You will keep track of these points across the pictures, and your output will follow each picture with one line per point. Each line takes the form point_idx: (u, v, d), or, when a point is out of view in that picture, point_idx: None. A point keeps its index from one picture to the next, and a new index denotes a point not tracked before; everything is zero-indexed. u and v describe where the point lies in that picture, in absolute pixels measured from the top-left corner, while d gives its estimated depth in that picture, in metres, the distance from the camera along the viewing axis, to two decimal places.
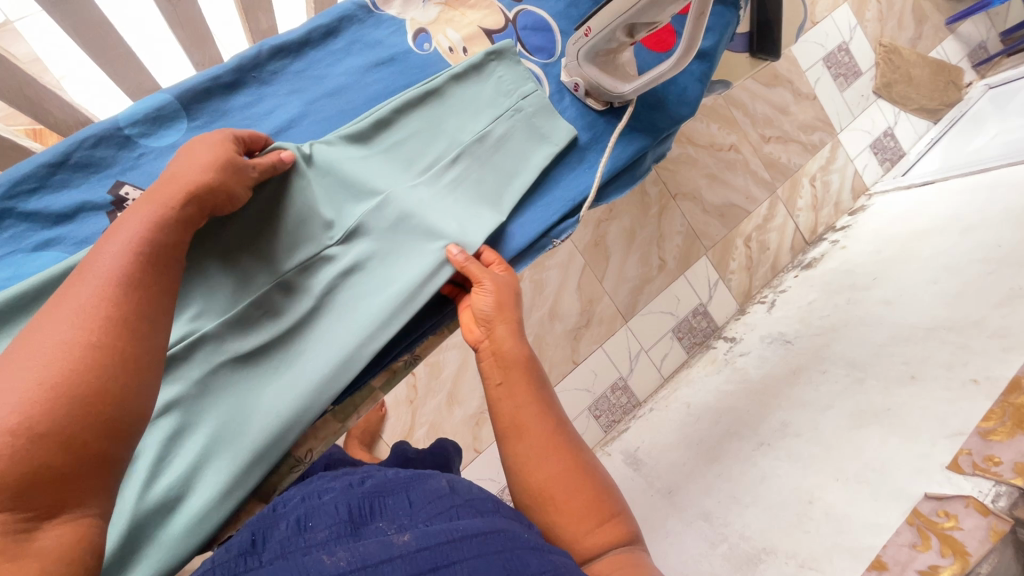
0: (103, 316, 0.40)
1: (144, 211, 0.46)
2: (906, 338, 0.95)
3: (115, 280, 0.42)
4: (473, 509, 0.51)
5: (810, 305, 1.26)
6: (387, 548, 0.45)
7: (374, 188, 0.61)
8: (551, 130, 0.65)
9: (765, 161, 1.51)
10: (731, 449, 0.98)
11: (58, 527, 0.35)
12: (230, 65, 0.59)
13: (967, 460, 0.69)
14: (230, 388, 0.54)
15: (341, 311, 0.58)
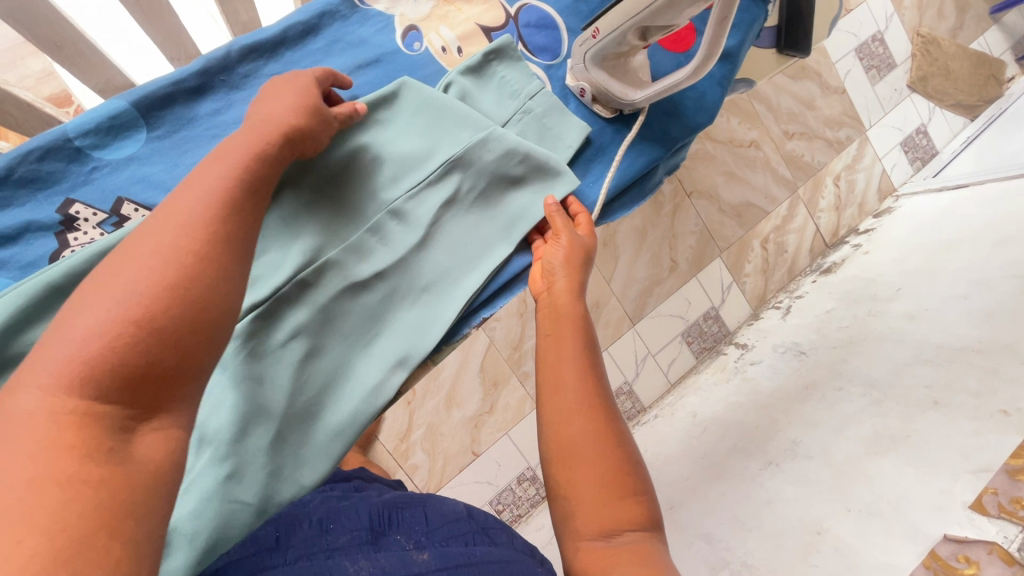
0: (203, 229, 0.38)
1: (245, 140, 0.44)
2: (929, 359, 0.90)
3: (217, 197, 0.40)
4: (481, 538, 0.58)
5: (828, 314, 1.20)
6: (408, 563, 0.51)
7: (354, 214, 0.51)
8: (563, 133, 0.55)
9: (788, 159, 1.43)
10: (738, 466, 0.94)
11: (155, 431, 0.34)
12: (194, 68, 0.56)
13: (993, 501, 0.65)
14: (352, 323, 0.50)
15: (452, 252, 0.53)
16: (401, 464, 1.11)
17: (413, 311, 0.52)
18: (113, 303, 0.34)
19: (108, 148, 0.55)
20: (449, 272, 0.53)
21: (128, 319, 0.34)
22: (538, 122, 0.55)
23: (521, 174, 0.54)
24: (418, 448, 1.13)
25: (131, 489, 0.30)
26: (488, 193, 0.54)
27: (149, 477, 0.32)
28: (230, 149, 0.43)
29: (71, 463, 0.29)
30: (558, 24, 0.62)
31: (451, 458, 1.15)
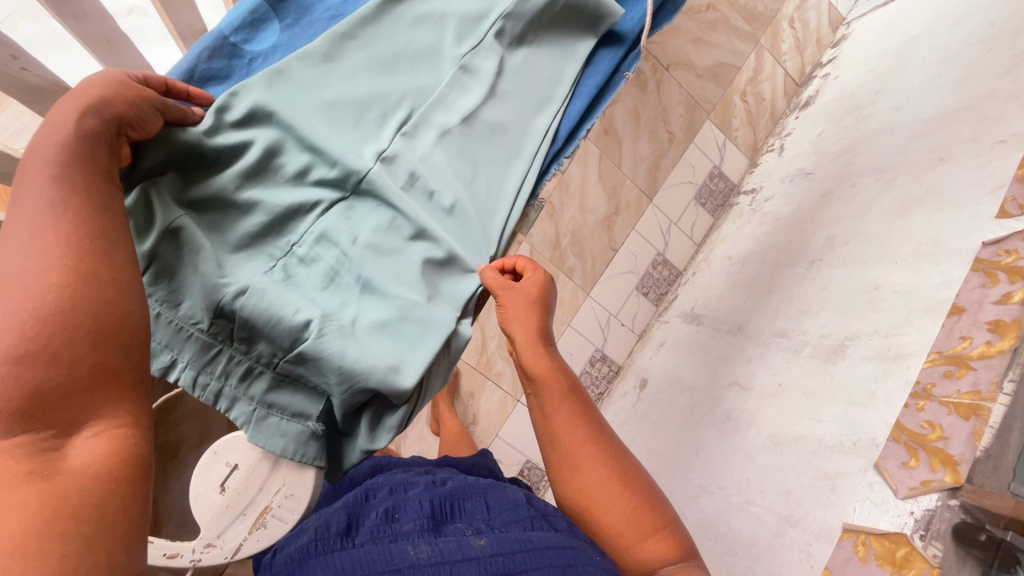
0: (61, 227, 0.36)
1: (51, 134, 0.38)
2: (924, 131, 1.00)
3: (55, 195, 0.36)
4: (549, 527, 0.60)
5: (820, 137, 1.30)
6: (466, 549, 0.53)
7: (431, 68, 0.57)
8: None
9: (744, 13, 1.50)
10: (786, 275, 1.05)
11: (89, 440, 0.34)
12: None
13: (1014, 205, 0.75)
14: (458, 161, 0.56)
15: (521, 90, 0.60)
16: (488, 374, 1.20)
17: (509, 142, 0.59)
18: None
19: (255, 42, 0.55)
20: (527, 112, 0.60)
21: (21, 334, 0.32)
22: None
23: (562, 18, 0.60)
24: (497, 357, 1.21)
25: (73, 497, 0.31)
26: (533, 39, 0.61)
27: (86, 484, 0.32)
28: (36, 148, 0.38)
29: (8, 490, 0.30)
30: None
31: None
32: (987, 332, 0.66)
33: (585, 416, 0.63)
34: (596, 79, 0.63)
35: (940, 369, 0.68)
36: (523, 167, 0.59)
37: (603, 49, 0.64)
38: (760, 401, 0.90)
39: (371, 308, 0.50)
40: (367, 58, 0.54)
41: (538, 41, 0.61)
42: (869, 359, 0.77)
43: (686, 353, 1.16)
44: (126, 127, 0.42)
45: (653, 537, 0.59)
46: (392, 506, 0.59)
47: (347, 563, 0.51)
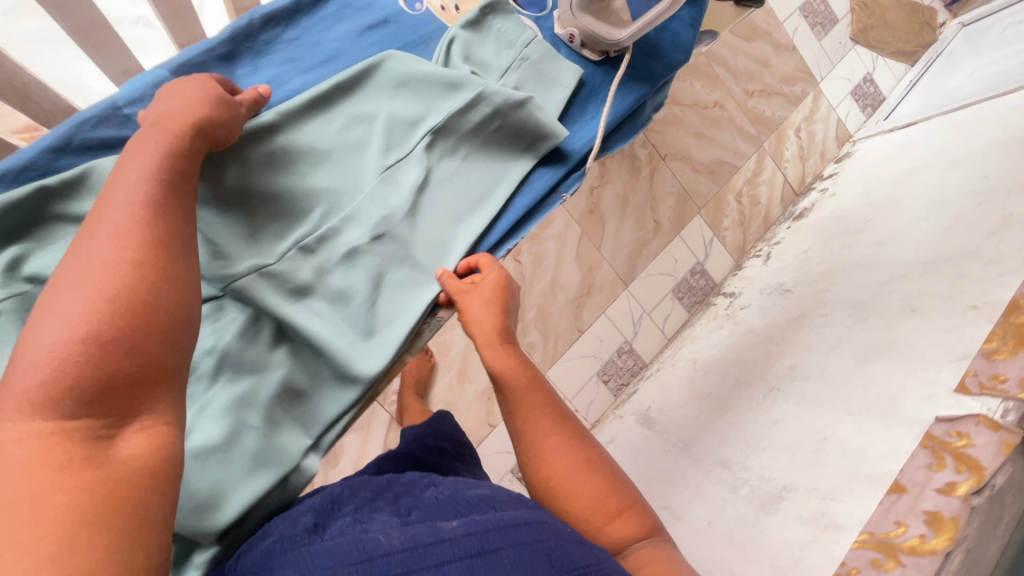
0: (150, 235, 0.40)
1: (148, 145, 0.44)
2: (903, 275, 0.97)
3: (140, 205, 0.41)
4: (523, 506, 0.49)
5: (806, 253, 1.27)
6: (437, 531, 0.44)
7: (346, 173, 0.55)
8: (560, 76, 0.62)
9: (751, 116, 1.51)
10: (743, 397, 1.00)
11: (137, 433, 0.36)
12: (221, 34, 0.56)
13: (974, 381, 0.71)
14: (353, 278, 0.53)
15: (442, 207, 0.58)
16: None
17: (416, 259, 0.56)
18: (76, 317, 0.35)
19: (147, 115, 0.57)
20: (444, 229, 0.58)
21: (103, 321, 0.35)
22: (535, 65, 0.62)
23: (501, 138, 0.60)
24: None
25: (109, 491, 0.32)
26: (467, 156, 0.59)
27: (134, 478, 0.34)
28: (137, 154, 0.43)
29: (67, 474, 0.31)
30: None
31: (470, 432, 1.18)
32: (923, 525, 0.61)
33: (545, 403, 0.59)
34: (530, 197, 0.61)
35: (868, 555, 0.63)
36: (426, 289, 0.55)
37: (542, 167, 0.62)
38: (686, 536, 0.84)
39: (207, 428, 0.46)
40: (278, 157, 0.53)
41: (472, 156, 0.59)
42: (802, 522, 0.73)
43: (630, 458, 1.09)
44: (214, 139, 0.48)
45: (621, 523, 0.55)
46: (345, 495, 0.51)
47: (312, 555, 0.42)
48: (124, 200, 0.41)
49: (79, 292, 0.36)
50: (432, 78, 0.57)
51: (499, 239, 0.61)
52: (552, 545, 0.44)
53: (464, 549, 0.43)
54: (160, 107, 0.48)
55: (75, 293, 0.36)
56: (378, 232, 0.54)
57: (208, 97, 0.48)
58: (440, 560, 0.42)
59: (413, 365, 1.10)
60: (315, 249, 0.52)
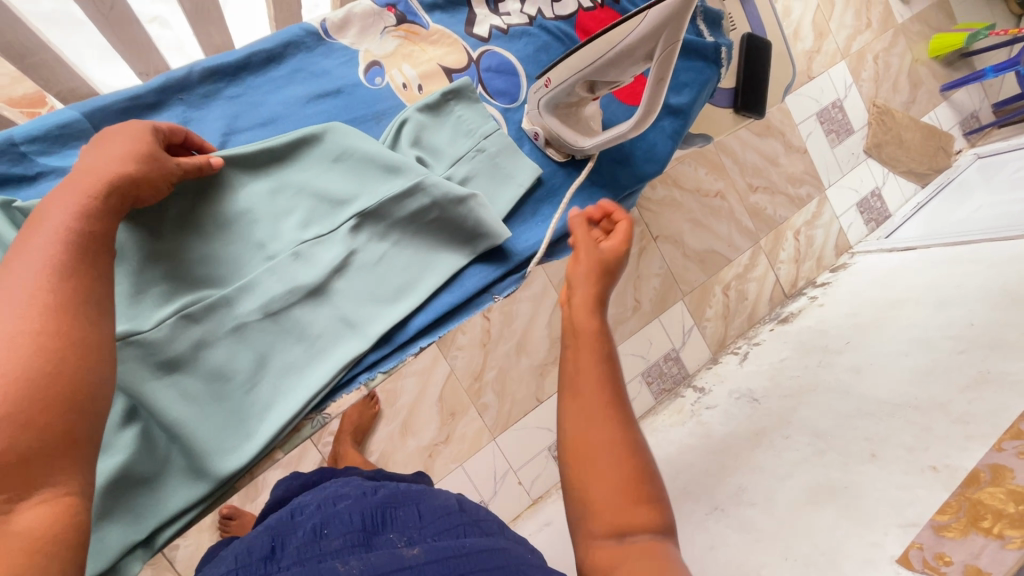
0: (57, 294, 0.42)
1: (70, 201, 0.48)
2: (869, 413, 0.93)
3: (55, 261, 0.44)
4: (480, 531, 0.50)
5: (782, 363, 1.24)
6: (399, 560, 0.44)
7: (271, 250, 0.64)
8: (516, 173, 0.76)
9: (750, 211, 1.50)
10: (686, 510, 0.95)
11: (38, 505, 0.36)
12: (151, 84, 0.67)
13: (918, 555, 0.68)
14: (252, 347, 0.61)
15: (355, 290, 0.66)
16: None
17: (322, 337, 0.64)
18: None
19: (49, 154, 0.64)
20: (363, 311, 0.66)
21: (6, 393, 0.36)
22: (490, 158, 0.74)
23: (432, 228, 0.70)
24: None
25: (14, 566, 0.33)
26: (392, 242, 0.69)
27: (32, 552, 0.34)
28: (51, 217, 0.47)
29: None
30: None
31: None
32: None
33: (591, 345, 0.54)
34: (456, 294, 0.71)
35: None
36: (327, 367, 0.63)
37: (479, 265, 0.73)
38: None
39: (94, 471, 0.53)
40: (210, 230, 0.63)
41: (398, 243, 0.69)
42: None
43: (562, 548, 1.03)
44: (132, 195, 0.53)
45: (641, 511, 0.47)
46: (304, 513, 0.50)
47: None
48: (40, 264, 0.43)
49: None
50: (365, 175, 0.68)
51: (414, 318, 0.69)
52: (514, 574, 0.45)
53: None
54: (80, 168, 0.52)
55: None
56: (284, 308, 0.63)
57: (131, 153, 0.54)
58: None
59: (356, 409, 1.06)
60: (214, 317, 0.59)
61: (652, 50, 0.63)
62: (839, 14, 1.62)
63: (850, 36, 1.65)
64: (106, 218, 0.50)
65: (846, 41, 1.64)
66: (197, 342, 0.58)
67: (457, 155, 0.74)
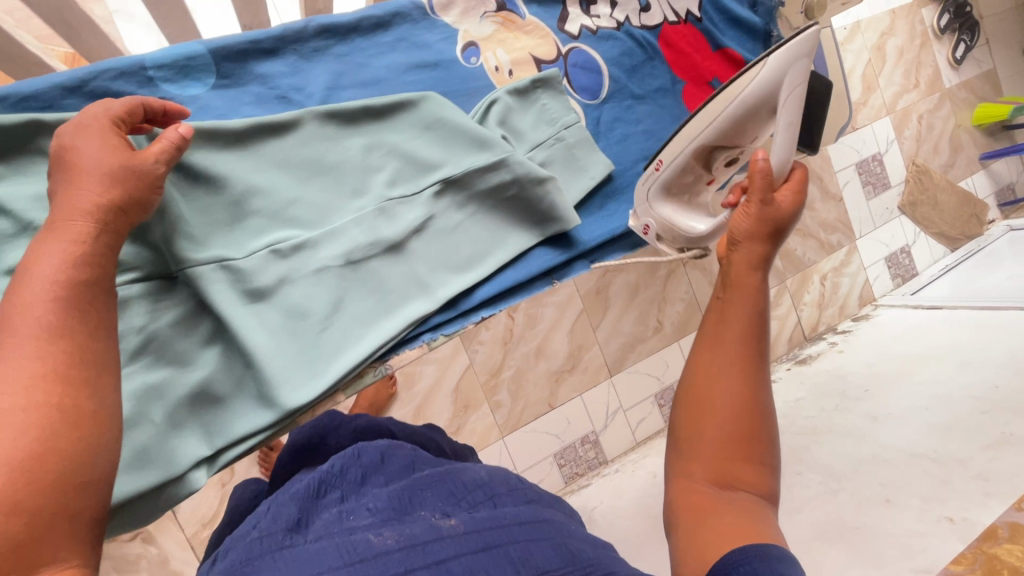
0: (52, 368, 0.39)
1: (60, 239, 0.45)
2: (886, 460, 0.93)
3: (53, 321, 0.41)
4: (517, 500, 0.48)
5: (797, 402, 1.24)
6: (434, 530, 0.41)
7: (351, 195, 0.68)
8: (588, 166, 0.82)
9: (780, 249, 1.51)
10: None
11: None
12: (270, 31, 0.70)
13: None
14: (319, 292, 0.64)
15: (429, 246, 0.70)
16: None
17: (387, 293, 0.67)
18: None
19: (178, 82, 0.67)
20: (440, 270, 0.70)
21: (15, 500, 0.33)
22: (568, 147, 0.80)
23: (516, 193, 0.75)
24: None
25: None
26: (483, 205, 0.74)
27: None
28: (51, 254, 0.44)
29: None
30: None
31: None
32: None
33: (742, 330, 0.52)
34: (525, 271, 0.76)
35: None
36: (387, 325, 0.65)
37: (548, 246, 0.78)
38: None
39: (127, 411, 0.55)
40: (283, 162, 0.66)
41: (485, 208, 0.74)
42: None
43: None
44: (123, 217, 0.50)
45: (754, 477, 0.49)
46: (330, 487, 0.46)
47: (300, 558, 0.38)
48: (55, 304, 0.42)
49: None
50: (461, 135, 0.73)
51: (482, 284, 0.73)
52: (562, 547, 0.43)
53: (470, 549, 0.40)
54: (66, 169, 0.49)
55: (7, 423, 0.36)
56: (351, 260, 0.65)
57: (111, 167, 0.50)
58: (441, 558, 0.39)
59: (374, 386, 1.07)
60: (287, 254, 0.63)
61: (778, 96, 0.66)
62: (889, 71, 1.65)
63: (897, 94, 1.67)
64: (85, 244, 0.46)
65: (893, 98, 1.66)
66: (271, 278, 0.62)
67: (537, 141, 0.79)
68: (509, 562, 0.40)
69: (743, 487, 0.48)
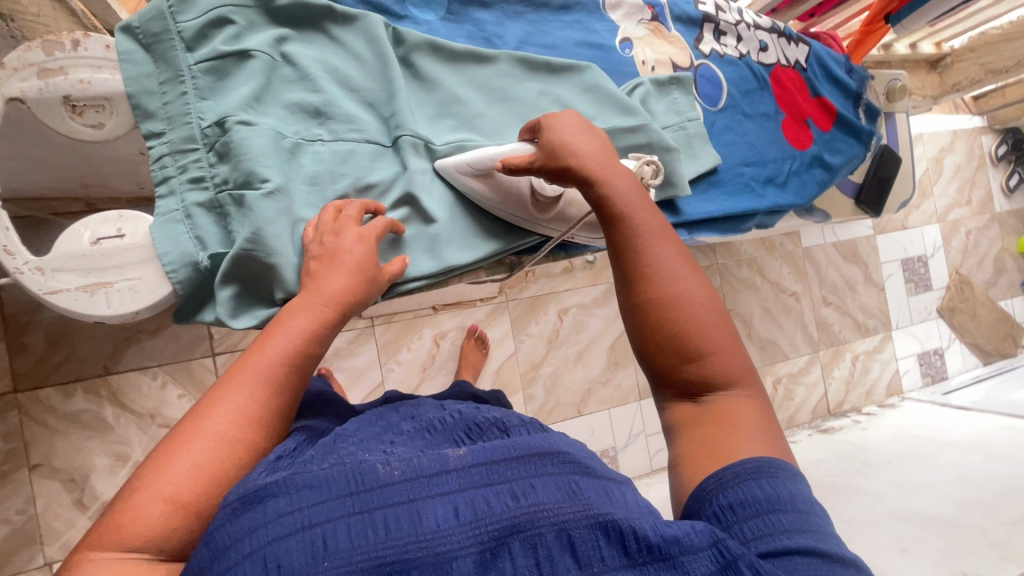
0: (258, 410, 0.35)
1: (324, 286, 0.39)
2: (904, 518, 0.95)
3: (283, 376, 0.36)
4: (529, 432, 0.39)
5: (816, 462, 1.26)
6: (440, 460, 0.33)
7: None
8: None
9: (818, 321, 1.57)
10: None
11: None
12: None
13: None
14: None
15: None
16: None
17: None
18: (187, 474, 0.31)
19: None
20: None
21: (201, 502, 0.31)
22: None
23: None
24: None
25: None
26: None
27: None
28: (321, 287, 0.39)
29: None
30: (723, 86, 0.69)
31: None
32: None
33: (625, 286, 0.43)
34: None
35: None
36: None
37: None
38: None
39: None
40: None
41: None
42: None
43: None
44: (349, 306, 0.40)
45: (707, 365, 0.41)
46: (341, 437, 0.39)
47: (303, 480, 0.30)
48: (262, 398, 0.35)
49: (201, 452, 0.32)
50: None
51: None
52: (566, 478, 0.34)
53: (473, 481, 0.33)
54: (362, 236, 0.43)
55: (181, 470, 0.31)
56: None
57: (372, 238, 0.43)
58: (446, 490, 0.32)
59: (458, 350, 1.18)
60: None
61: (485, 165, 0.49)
62: (944, 183, 1.76)
63: (950, 206, 1.77)
64: (319, 337, 0.38)
65: (945, 208, 1.76)
66: None
67: None
68: (514, 495, 0.32)
69: (700, 376, 0.41)
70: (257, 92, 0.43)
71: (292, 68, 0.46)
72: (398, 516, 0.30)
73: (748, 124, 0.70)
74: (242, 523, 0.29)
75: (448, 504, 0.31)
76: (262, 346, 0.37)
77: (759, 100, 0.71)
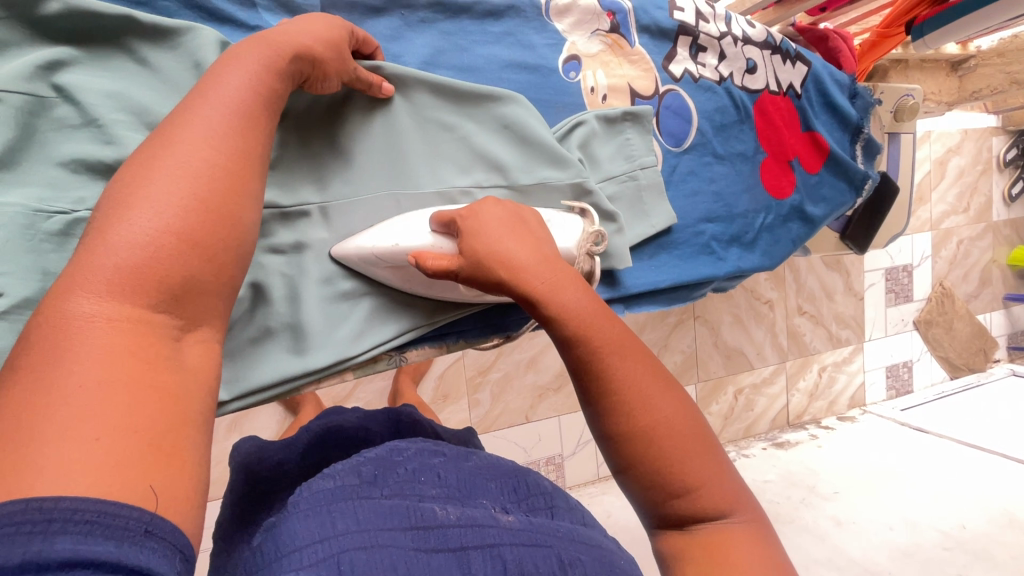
0: (227, 147, 0.29)
1: (252, 49, 0.32)
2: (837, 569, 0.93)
3: (247, 113, 0.30)
4: (575, 518, 0.37)
5: (764, 484, 1.23)
6: (491, 518, 0.32)
7: None
8: None
9: (789, 331, 1.50)
10: None
11: (194, 340, 0.26)
12: None
13: None
14: None
15: None
16: None
17: None
18: (159, 208, 0.25)
19: None
20: None
21: (175, 238, 0.25)
22: None
23: None
24: None
25: (162, 439, 0.22)
26: None
27: (179, 394, 0.24)
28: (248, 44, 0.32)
29: (144, 404, 0.22)
30: (692, 119, 0.56)
31: None
32: None
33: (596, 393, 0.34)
34: None
35: None
36: None
37: None
38: None
39: None
40: None
41: None
42: None
43: None
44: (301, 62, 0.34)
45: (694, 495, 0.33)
46: (395, 451, 0.38)
47: (368, 510, 0.30)
48: (233, 140, 0.29)
49: (162, 189, 0.26)
50: None
51: None
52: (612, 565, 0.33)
53: (524, 544, 0.31)
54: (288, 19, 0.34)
55: (160, 203, 0.25)
56: None
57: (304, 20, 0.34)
58: (494, 548, 0.31)
59: None
60: None
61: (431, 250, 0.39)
62: (944, 189, 1.64)
63: (945, 213, 1.66)
64: (247, 131, 0.30)
65: (940, 215, 1.65)
66: None
67: None
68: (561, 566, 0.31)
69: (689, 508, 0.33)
70: (3, 152, 0.31)
71: (74, 108, 0.33)
72: (449, 563, 0.29)
73: (717, 168, 0.57)
74: (307, 527, 0.29)
75: (497, 560, 0.30)
76: (168, 138, 0.28)
77: (736, 136, 0.59)
